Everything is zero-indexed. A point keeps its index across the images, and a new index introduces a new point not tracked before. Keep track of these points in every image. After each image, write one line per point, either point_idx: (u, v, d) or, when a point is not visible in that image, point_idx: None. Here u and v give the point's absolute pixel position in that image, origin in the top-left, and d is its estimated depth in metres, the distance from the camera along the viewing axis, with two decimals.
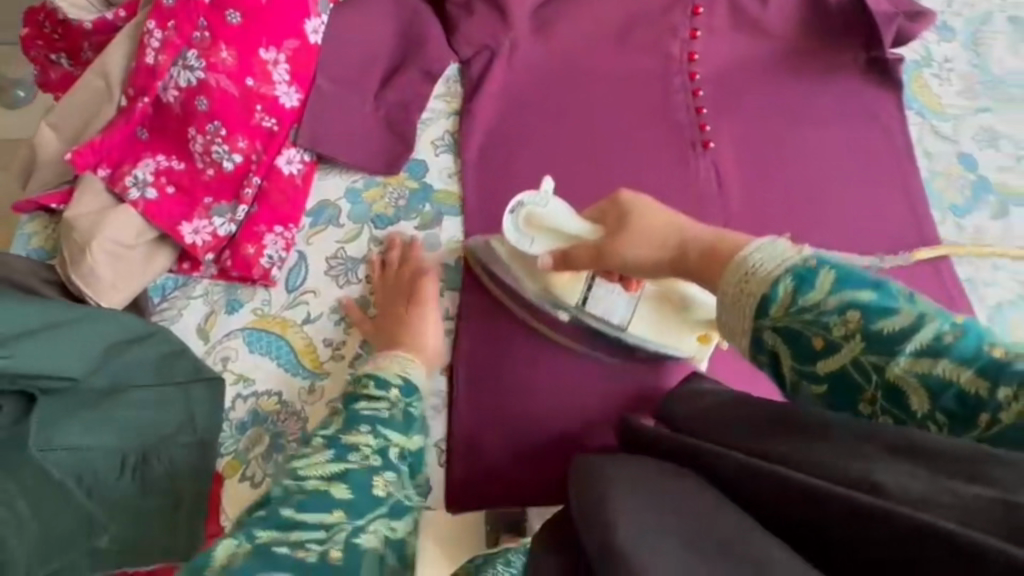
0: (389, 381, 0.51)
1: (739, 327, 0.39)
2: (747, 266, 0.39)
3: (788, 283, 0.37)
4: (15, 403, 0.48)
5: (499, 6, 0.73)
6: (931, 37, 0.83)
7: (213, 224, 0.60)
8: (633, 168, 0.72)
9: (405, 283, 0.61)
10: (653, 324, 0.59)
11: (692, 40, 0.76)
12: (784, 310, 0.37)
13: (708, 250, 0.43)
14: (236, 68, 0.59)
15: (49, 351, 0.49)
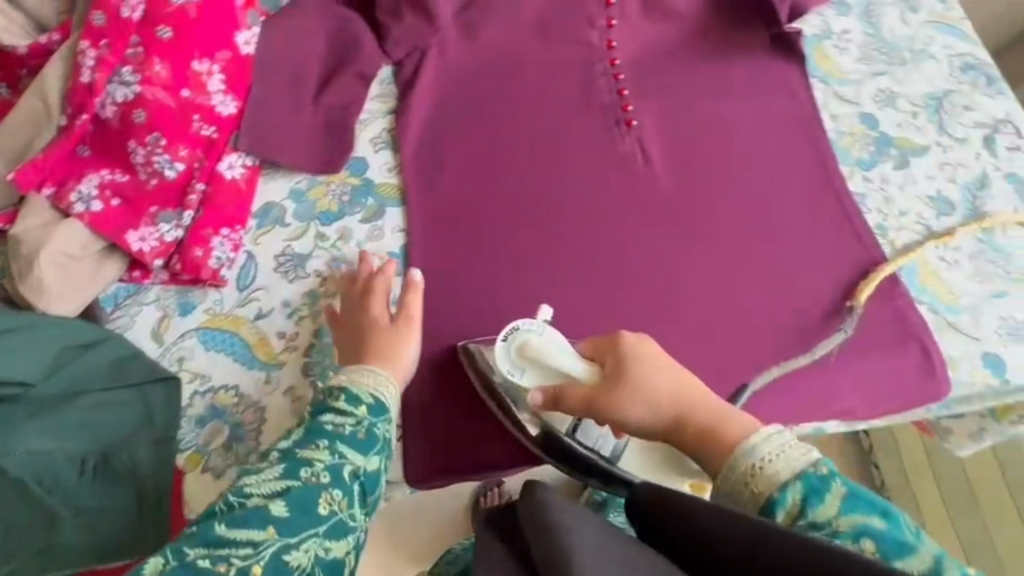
0: (359, 398, 0.54)
1: (747, 507, 0.45)
2: (752, 460, 0.46)
3: (796, 494, 0.43)
4: None
5: (424, 9, 0.77)
6: (829, 11, 0.91)
7: (160, 231, 0.62)
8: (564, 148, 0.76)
9: (369, 292, 0.62)
10: (644, 451, 0.64)
11: (609, 29, 0.82)
12: (790, 518, 0.43)
13: (703, 429, 0.51)
14: (171, 80, 0.61)
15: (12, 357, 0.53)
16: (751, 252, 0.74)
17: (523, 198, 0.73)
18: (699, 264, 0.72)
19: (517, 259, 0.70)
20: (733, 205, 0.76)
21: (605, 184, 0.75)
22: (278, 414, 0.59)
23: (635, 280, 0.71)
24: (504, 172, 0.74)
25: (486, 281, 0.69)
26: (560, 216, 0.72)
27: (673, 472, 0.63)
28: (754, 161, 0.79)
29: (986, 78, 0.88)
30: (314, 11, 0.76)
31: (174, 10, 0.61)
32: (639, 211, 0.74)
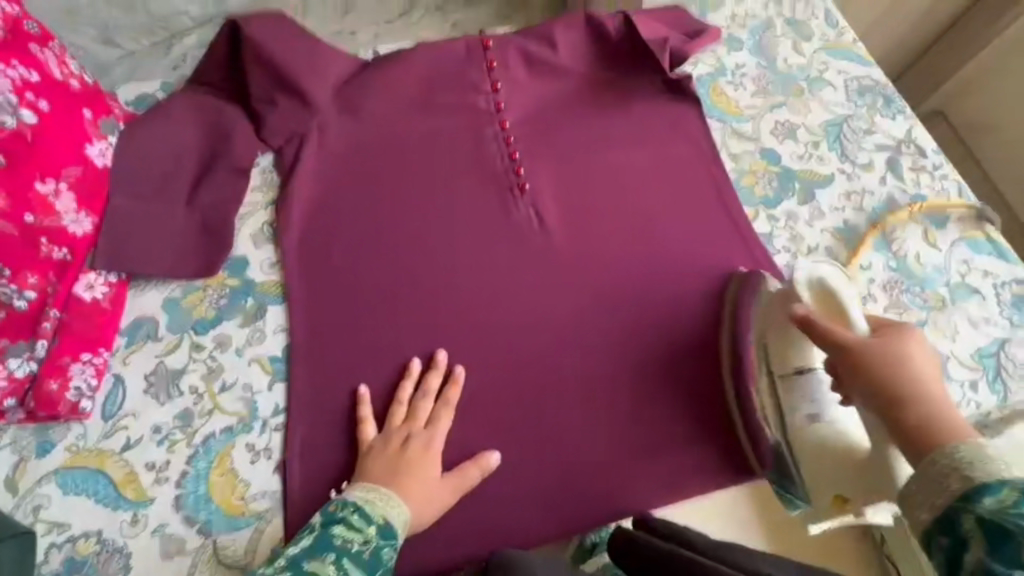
0: (374, 516, 0.55)
1: (937, 494, 0.44)
2: (974, 453, 0.45)
3: (1013, 495, 0.42)
4: None
5: (298, 93, 0.74)
6: (721, 49, 0.90)
7: (8, 368, 0.57)
8: (455, 224, 0.74)
9: (433, 415, 0.63)
10: (810, 431, 0.63)
11: (495, 92, 0.80)
12: (1001, 511, 0.41)
13: (930, 416, 0.48)
14: (10, 207, 0.57)
15: None
16: (655, 310, 0.72)
17: (414, 281, 0.70)
18: (602, 329, 0.70)
19: (410, 347, 0.67)
20: (633, 262, 0.73)
21: (499, 255, 0.73)
22: (144, 559, 0.54)
23: (537, 355, 0.69)
24: (394, 256, 0.71)
25: (378, 375, 0.65)
26: (455, 295, 0.70)
27: (836, 459, 0.61)
28: (654, 212, 0.77)
29: (883, 99, 0.87)
30: (186, 109, 0.73)
31: (7, 134, 0.56)
32: (537, 280, 0.72)
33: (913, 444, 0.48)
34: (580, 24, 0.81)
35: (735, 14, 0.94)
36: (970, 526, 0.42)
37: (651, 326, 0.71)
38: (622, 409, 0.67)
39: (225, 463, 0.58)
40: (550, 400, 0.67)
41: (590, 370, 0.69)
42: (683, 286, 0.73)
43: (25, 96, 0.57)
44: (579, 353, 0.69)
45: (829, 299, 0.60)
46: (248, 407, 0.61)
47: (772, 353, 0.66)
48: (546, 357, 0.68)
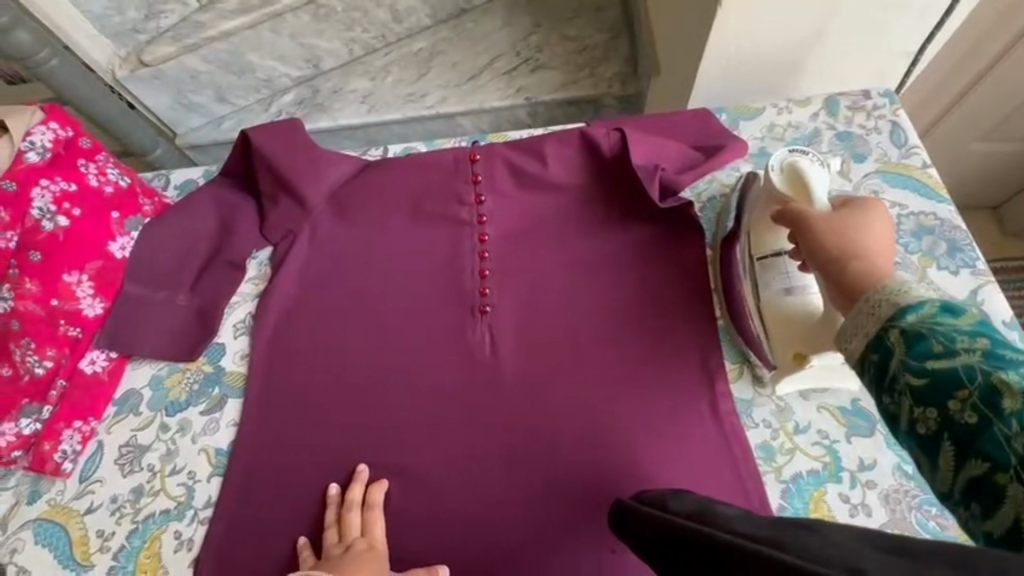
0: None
1: (864, 330, 0.45)
2: (896, 285, 0.46)
3: (934, 307, 0.42)
4: None
5: (296, 195, 0.81)
6: (745, 167, 0.81)
7: (19, 426, 0.69)
8: (411, 339, 0.75)
9: (367, 525, 0.64)
10: (780, 303, 0.64)
11: (478, 205, 0.79)
12: (921, 320, 0.42)
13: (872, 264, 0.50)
14: (41, 293, 0.70)
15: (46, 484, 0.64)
16: (594, 466, 0.66)
17: (361, 394, 0.72)
18: (533, 476, 0.67)
19: (340, 462, 0.69)
20: (585, 406, 0.69)
21: (448, 379, 0.72)
22: None
23: (463, 493, 0.67)
24: (348, 363, 0.74)
25: (305, 486, 0.68)
26: (396, 414, 0.71)
27: (796, 320, 0.63)
28: (619, 353, 0.71)
29: (946, 245, 0.72)
30: (205, 201, 0.83)
31: (44, 236, 0.69)
32: (478, 410, 0.70)
33: (841, 271, 0.51)
34: (574, 140, 0.78)
35: (774, 123, 0.84)
36: (895, 336, 0.43)
37: (585, 482, 0.66)
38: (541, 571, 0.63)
39: (154, 546, 0.65)
40: (463, 542, 0.65)
41: (513, 518, 0.65)
42: (632, 444, 0.66)
43: (63, 205, 0.70)
44: (504, 498, 0.66)
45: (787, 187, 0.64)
46: (187, 495, 0.67)
47: (751, 241, 0.68)
48: (469, 496, 0.67)
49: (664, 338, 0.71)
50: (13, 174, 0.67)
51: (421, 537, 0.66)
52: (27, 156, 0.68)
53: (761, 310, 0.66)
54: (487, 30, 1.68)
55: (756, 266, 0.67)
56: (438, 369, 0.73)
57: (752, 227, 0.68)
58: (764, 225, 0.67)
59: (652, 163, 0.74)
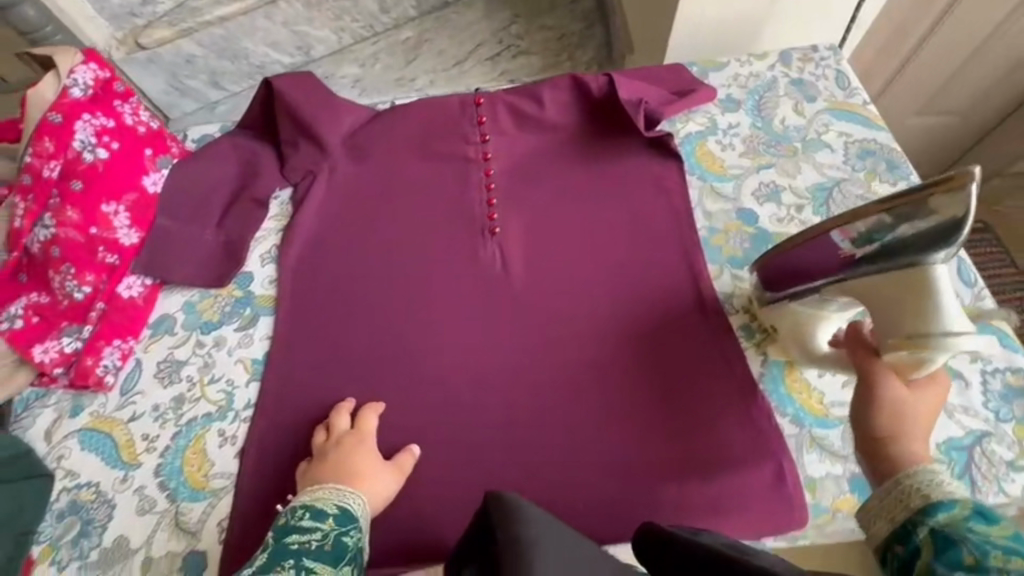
0: (326, 511, 0.60)
1: (892, 512, 0.47)
2: (931, 478, 0.47)
3: (964, 512, 0.44)
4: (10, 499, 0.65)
5: (315, 139, 0.88)
6: (715, 109, 0.92)
7: (61, 343, 0.74)
8: (429, 259, 0.83)
9: (357, 422, 0.70)
10: (791, 315, 0.66)
11: (483, 144, 0.88)
12: (950, 519, 0.43)
13: (915, 437, 0.50)
14: (81, 221, 0.75)
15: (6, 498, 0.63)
16: (600, 356, 0.74)
17: (385, 306, 0.80)
18: (545, 368, 0.75)
19: (370, 365, 0.76)
20: (589, 308, 0.78)
21: (465, 292, 0.80)
22: (123, 511, 0.66)
23: (484, 385, 0.75)
24: (371, 282, 0.82)
25: (339, 387, 0.74)
26: (418, 324, 0.79)
27: (807, 335, 0.66)
28: (616, 263, 0.80)
29: (886, 164, 0.85)
30: (227, 148, 0.89)
31: (85, 166, 0.74)
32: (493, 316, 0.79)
33: (886, 432, 0.51)
34: (567, 84, 0.88)
35: (738, 73, 0.95)
36: (923, 534, 0.44)
37: (592, 371, 0.74)
38: (559, 446, 0.70)
39: (199, 443, 0.70)
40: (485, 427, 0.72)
41: (529, 404, 0.73)
42: (633, 336, 0.75)
43: (102, 138, 0.75)
44: (520, 389, 0.74)
45: (907, 314, 0.52)
46: (227, 399, 0.73)
47: (841, 290, 0.58)
48: (489, 388, 0.75)
49: (655, 248, 0.80)
50: (59, 107, 0.73)
51: (447, 425, 0.73)
52: (71, 91, 0.74)
53: (772, 307, 0.68)
54: (469, 22, 1.77)
55: (815, 295, 0.62)
56: (455, 284, 0.81)
57: (876, 280, 0.53)
58: (874, 301, 0.54)
59: (636, 98, 0.85)
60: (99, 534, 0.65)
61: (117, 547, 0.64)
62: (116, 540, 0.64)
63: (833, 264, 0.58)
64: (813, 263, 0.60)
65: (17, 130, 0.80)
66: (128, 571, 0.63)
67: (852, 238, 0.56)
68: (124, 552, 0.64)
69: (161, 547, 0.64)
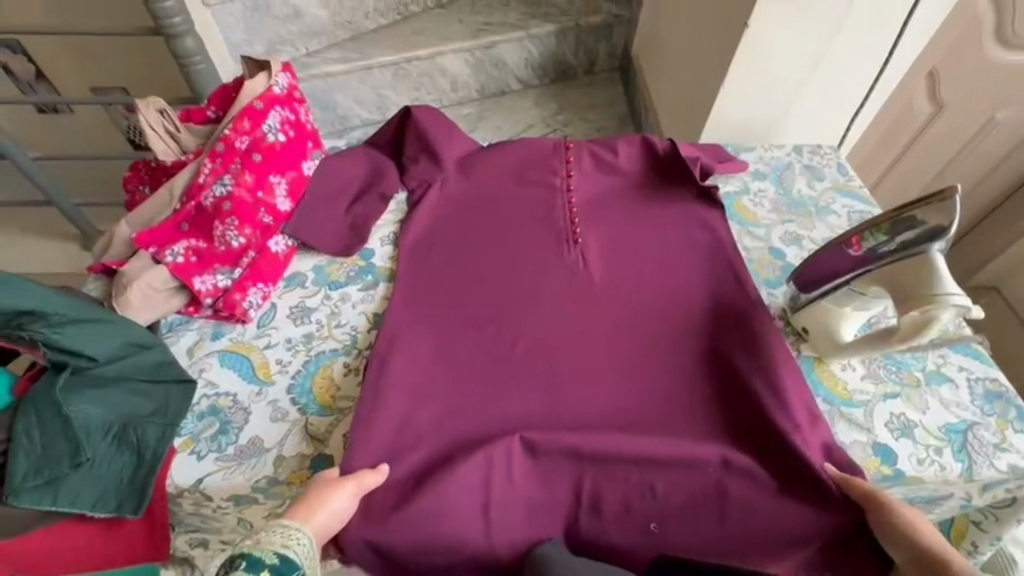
0: (263, 561, 0.53)
1: None
2: None
3: None
4: (159, 395, 0.74)
5: (434, 155, 1.08)
6: (747, 177, 1.17)
7: (216, 280, 0.87)
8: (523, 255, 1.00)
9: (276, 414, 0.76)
10: (823, 313, 0.82)
11: (568, 178, 1.10)
12: None
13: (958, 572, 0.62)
14: (252, 185, 0.92)
15: (144, 400, 0.73)
16: (664, 347, 0.90)
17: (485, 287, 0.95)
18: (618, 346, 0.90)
19: (471, 335, 0.89)
20: (657, 314, 0.94)
21: (553, 283, 0.97)
22: (258, 417, 0.76)
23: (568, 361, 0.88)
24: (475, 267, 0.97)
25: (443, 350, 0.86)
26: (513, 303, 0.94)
27: (833, 329, 0.82)
28: (676, 274, 0.98)
29: None
30: (361, 154, 1.09)
31: (267, 144, 0.93)
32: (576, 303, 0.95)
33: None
34: (638, 143, 1.12)
35: (764, 155, 1.22)
36: None
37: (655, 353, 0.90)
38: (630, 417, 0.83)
39: (327, 371, 0.81)
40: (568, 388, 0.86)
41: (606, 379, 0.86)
42: (693, 330, 0.91)
43: (284, 126, 0.96)
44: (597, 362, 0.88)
45: (918, 291, 0.68)
46: (351, 340, 0.85)
47: (866, 277, 0.74)
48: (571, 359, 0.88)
49: (708, 267, 0.99)
50: (262, 98, 0.93)
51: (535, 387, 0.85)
52: (274, 89, 0.95)
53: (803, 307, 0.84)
54: (524, 106, 2.04)
55: (845, 290, 0.77)
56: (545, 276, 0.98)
57: (893, 267, 0.70)
58: (894, 285, 0.71)
59: (694, 157, 1.09)
60: (235, 434, 0.74)
61: (251, 446, 0.73)
62: (251, 440, 0.74)
63: (857, 261, 0.74)
64: (836, 264, 0.77)
65: (207, 116, 1.01)
66: (264, 465, 0.72)
67: (868, 247, 0.73)
68: (257, 451, 0.73)
69: (292, 449, 0.73)
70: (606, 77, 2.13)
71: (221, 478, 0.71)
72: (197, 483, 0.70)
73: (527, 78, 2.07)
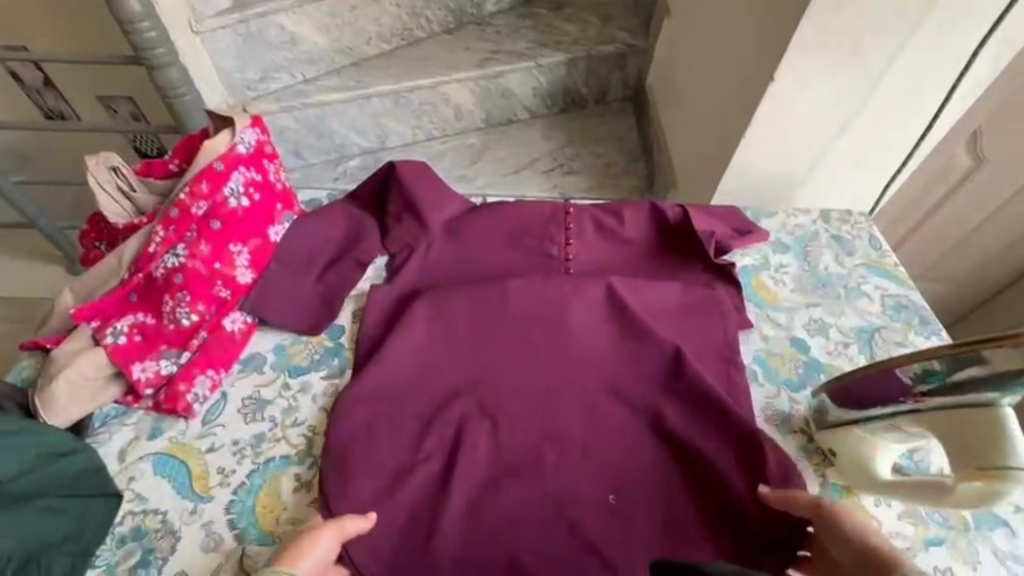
0: None
1: None
2: None
3: None
4: (71, 519, 0.64)
5: (419, 217, 0.96)
6: (767, 248, 1.05)
7: (159, 365, 0.77)
8: (529, 383, 0.80)
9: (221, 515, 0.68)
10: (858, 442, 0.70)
11: (567, 246, 0.98)
12: None
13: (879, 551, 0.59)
14: (209, 256, 0.82)
15: (55, 522, 0.63)
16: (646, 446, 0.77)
17: (475, 436, 0.76)
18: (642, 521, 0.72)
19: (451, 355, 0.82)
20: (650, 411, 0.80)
21: (566, 425, 0.78)
22: (188, 545, 0.65)
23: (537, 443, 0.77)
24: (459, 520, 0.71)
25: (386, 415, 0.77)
26: (508, 461, 0.75)
27: (868, 463, 0.70)
28: (698, 405, 0.79)
29: (919, 319, 0.96)
30: (339, 212, 0.98)
31: (228, 209, 0.84)
32: (592, 489, 0.74)
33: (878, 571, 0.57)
34: (645, 209, 1.00)
35: (786, 222, 1.10)
36: None
37: (681, 531, 0.72)
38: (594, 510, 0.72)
39: (274, 485, 0.71)
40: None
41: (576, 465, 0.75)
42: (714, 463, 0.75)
43: (248, 189, 0.86)
44: (619, 553, 0.70)
45: (977, 451, 0.58)
46: (307, 444, 0.75)
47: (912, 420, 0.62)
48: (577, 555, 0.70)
49: (725, 361, 0.85)
50: (223, 159, 0.84)
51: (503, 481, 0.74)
52: (238, 147, 0.85)
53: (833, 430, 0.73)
54: (531, 137, 1.93)
55: (882, 423, 0.66)
56: (551, 411, 0.79)
57: (943, 415, 0.60)
58: (944, 437, 0.60)
59: (710, 229, 0.97)
60: (158, 567, 0.64)
61: None
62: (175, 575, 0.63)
63: (902, 398, 0.62)
64: (873, 393, 0.66)
65: (169, 169, 0.90)
66: None
67: (914, 374, 0.60)
68: None
69: None
70: (619, 107, 2.00)
71: None
72: None
73: (535, 108, 1.95)
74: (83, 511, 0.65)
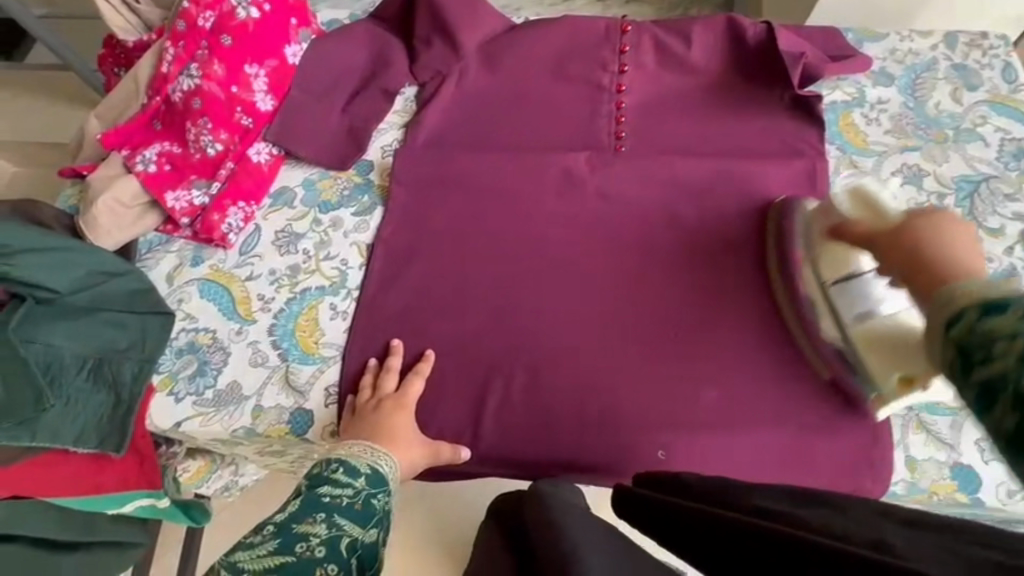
0: (359, 470, 0.56)
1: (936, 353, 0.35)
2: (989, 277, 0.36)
3: (974, 313, 0.33)
4: (134, 333, 0.68)
5: (450, 37, 0.83)
6: (867, 80, 0.86)
7: (191, 195, 0.76)
8: (566, 316, 0.71)
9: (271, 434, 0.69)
10: None
11: (621, 74, 0.83)
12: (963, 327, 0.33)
13: (915, 253, 0.42)
14: (224, 78, 0.76)
15: (114, 334, 0.67)
16: (697, 374, 0.69)
17: (517, 350, 0.70)
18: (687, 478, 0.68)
19: (479, 241, 0.75)
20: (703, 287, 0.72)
21: (614, 335, 0.70)
22: (238, 361, 0.70)
23: (579, 370, 0.69)
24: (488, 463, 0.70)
25: (409, 321, 0.72)
26: (544, 384, 0.69)
27: None
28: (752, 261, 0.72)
29: None
30: (361, 32, 0.86)
31: (237, 22, 0.77)
32: (638, 444, 0.68)
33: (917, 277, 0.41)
34: (721, 26, 0.82)
35: (897, 47, 0.88)
36: (963, 323, 0.33)
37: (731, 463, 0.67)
38: (634, 456, 0.68)
39: (313, 311, 0.73)
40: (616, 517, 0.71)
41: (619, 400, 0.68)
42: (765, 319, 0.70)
43: None
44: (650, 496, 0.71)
45: None
46: (340, 276, 0.75)
47: None
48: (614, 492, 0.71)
49: None
50: None
51: (542, 379, 0.69)
52: None
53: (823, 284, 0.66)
54: None
55: None
56: (595, 335, 0.70)
57: None
58: None
59: (799, 51, 0.79)
60: (214, 376, 0.70)
61: (231, 390, 0.69)
62: (230, 384, 0.69)
63: None
64: None
65: None
66: (241, 413, 0.68)
67: None
68: (236, 394, 0.69)
69: (271, 399, 0.69)
70: None
71: (200, 422, 0.69)
72: (176, 425, 0.69)
73: None
74: (140, 325, 0.69)
